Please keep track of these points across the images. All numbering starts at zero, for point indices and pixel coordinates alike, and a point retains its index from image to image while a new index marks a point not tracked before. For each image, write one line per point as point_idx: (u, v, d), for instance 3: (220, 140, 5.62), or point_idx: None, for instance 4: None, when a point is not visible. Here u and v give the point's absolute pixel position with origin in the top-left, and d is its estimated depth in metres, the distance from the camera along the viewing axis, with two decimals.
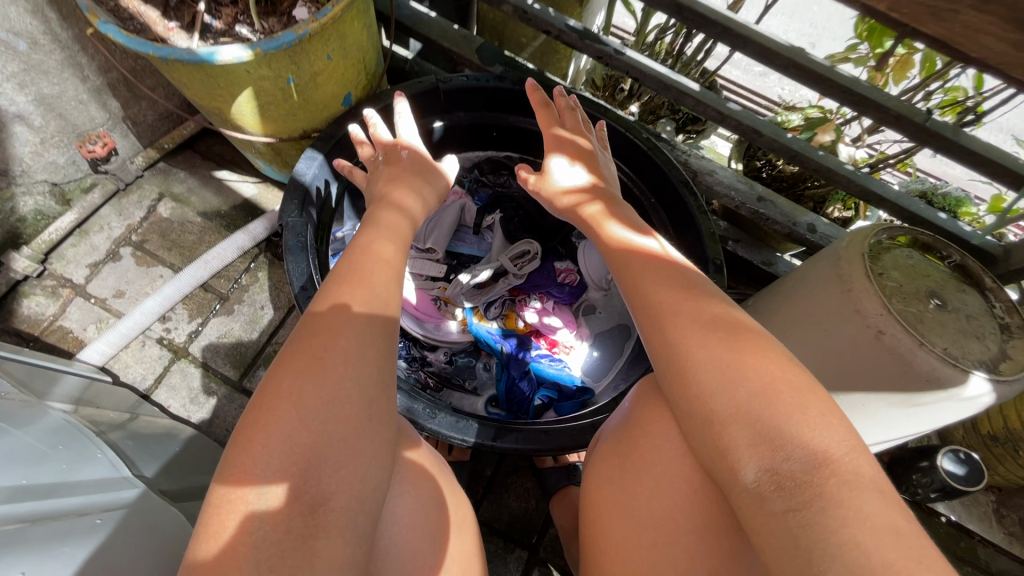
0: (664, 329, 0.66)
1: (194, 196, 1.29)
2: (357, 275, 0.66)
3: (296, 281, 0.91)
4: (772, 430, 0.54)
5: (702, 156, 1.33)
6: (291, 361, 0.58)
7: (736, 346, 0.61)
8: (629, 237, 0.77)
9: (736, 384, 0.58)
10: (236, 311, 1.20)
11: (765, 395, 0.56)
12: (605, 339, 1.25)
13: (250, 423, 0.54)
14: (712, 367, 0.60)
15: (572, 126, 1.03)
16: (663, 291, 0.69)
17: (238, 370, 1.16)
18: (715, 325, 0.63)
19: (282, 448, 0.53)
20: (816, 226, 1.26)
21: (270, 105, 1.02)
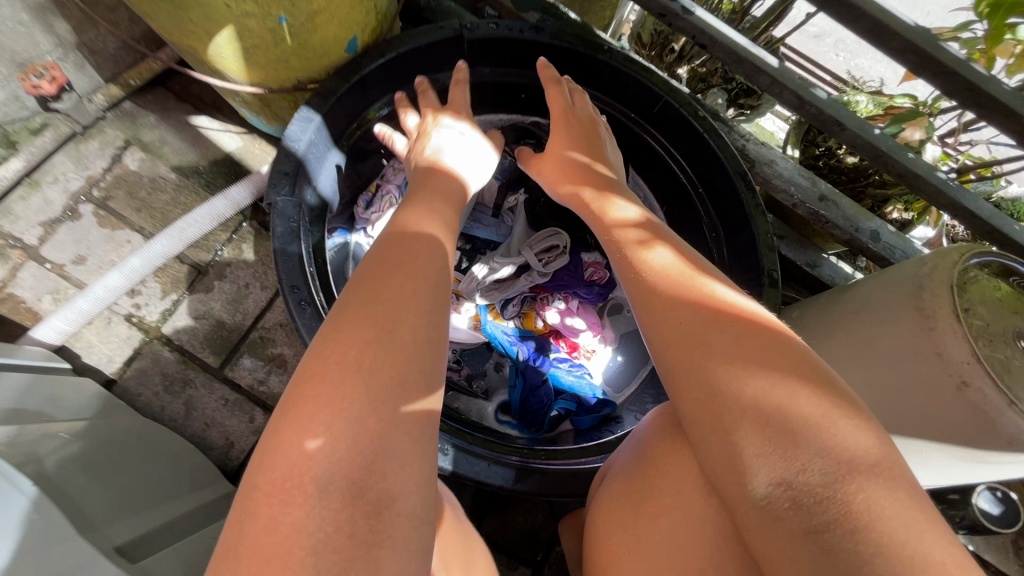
0: (658, 322, 0.56)
1: (167, 146, 1.09)
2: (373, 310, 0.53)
3: (285, 278, 0.75)
4: (782, 437, 0.46)
5: (761, 141, 1.14)
6: (355, 328, 0.51)
7: (738, 336, 0.51)
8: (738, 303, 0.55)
9: (740, 382, 0.49)
10: (216, 288, 1.05)
11: (773, 394, 0.47)
12: (631, 342, 1.14)
13: (304, 400, 0.47)
14: (710, 362, 0.51)
15: (585, 109, 0.98)
16: (656, 278, 0.59)
17: (219, 358, 1.02)
18: (715, 312, 0.53)
19: (344, 430, 0.46)
20: (880, 234, 1.11)
21: (256, 49, 0.82)
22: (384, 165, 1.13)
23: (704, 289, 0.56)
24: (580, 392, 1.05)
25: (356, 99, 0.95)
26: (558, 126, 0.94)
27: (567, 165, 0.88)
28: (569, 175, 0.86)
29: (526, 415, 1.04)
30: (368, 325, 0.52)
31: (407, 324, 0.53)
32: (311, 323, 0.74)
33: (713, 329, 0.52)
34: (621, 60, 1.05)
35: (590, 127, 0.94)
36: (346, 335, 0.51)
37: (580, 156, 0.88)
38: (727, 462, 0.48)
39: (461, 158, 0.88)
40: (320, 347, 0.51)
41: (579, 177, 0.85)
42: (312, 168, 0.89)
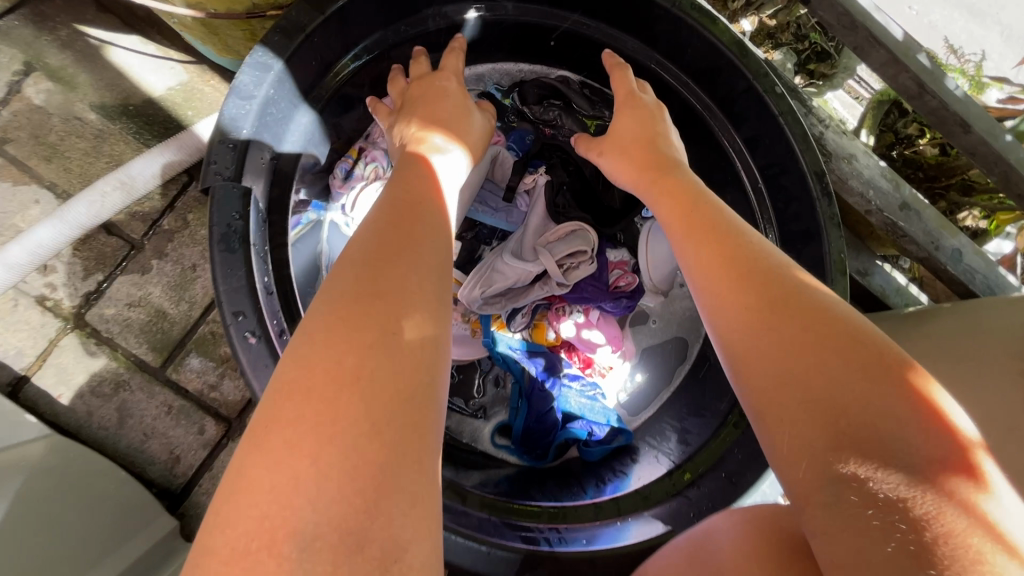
0: (715, 304, 0.49)
1: (84, 74, 0.85)
2: (362, 313, 0.41)
3: (225, 301, 0.56)
4: (859, 429, 0.38)
5: (841, 129, 0.91)
6: (349, 331, 0.40)
7: (808, 316, 0.44)
8: (922, 410, 0.38)
9: (808, 365, 0.41)
10: (154, 269, 0.84)
11: (850, 381, 0.40)
12: (654, 358, 0.97)
13: (282, 426, 0.36)
14: (774, 343, 0.43)
15: (650, 96, 0.80)
16: (713, 256, 0.51)
17: (159, 357, 0.83)
18: (810, 340, 0.42)
19: (334, 464, 0.35)
20: (963, 254, 0.93)
21: None
22: (370, 123, 0.89)
23: (767, 268, 0.48)
24: (592, 422, 0.88)
25: (334, 38, 0.70)
26: (623, 107, 0.76)
27: (635, 150, 0.72)
28: (632, 160, 0.71)
29: (528, 442, 0.89)
30: (366, 325, 0.41)
31: (410, 331, 0.42)
32: (258, 364, 0.55)
33: (778, 308, 0.45)
34: (686, 7, 0.80)
35: (656, 112, 0.76)
36: (336, 339, 0.40)
37: (646, 138, 0.72)
38: (788, 457, 0.40)
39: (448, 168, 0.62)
40: (306, 360, 0.40)
41: (647, 162, 0.69)
42: (268, 141, 0.65)
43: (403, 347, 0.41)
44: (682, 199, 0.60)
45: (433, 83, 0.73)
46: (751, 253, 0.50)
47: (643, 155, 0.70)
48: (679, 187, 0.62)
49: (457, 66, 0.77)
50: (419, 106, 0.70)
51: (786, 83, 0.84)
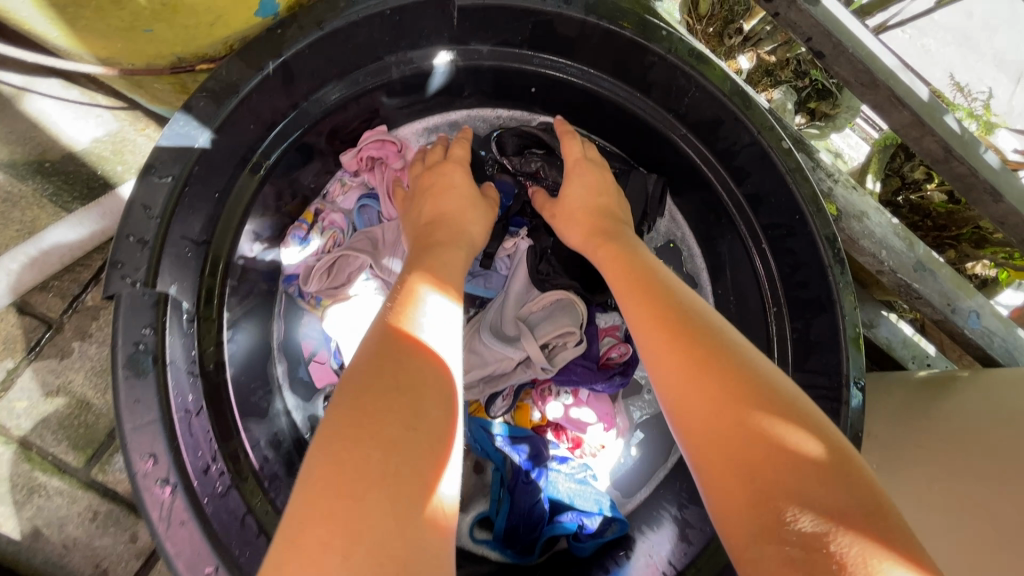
0: (653, 365, 0.50)
1: None
2: (389, 396, 0.37)
3: (131, 443, 0.45)
4: (773, 487, 0.39)
5: (851, 182, 0.84)
6: (376, 411, 0.36)
7: (731, 378, 0.45)
8: (824, 464, 0.40)
9: (729, 422, 0.43)
10: (75, 353, 0.72)
11: (767, 445, 0.41)
12: (651, 432, 0.88)
13: (308, 521, 0.32)
14: (702, 406, 0.45)
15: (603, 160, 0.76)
16: (652, 319, 0.53)
17: (81, 456, 0.72)
18: (730, 395, 0.44)
19: (363, 560, 0.30)
20: (981, 316, 0.87)
21: (76, 9, 0.48)
22: (329, 180, 0.79)
23: (699, 330, 0.50)
24: (582, 511, 0.78)
25: (277, 95, 0.60)
26: (575, 170, 0.73)
27: (587, 216, 0.69)
28: (584, 225, 0.69)
29: (511, 537, 0.79)
30: (394, 406, 0.37)
31: (431, 413, 0.38)
32: (173, 520, 0.45)
33: (707, 365, 0.46)
34: (683, 54, 0.72)
35: (606, 179, 0.73)
36: (361, 422, 0.36)
37: (596, 202, 0.70)
38: (717, 515, 0.41)
39: (441, 315, 0.46)
40: (325, 452, 0.35)
41: (598, 228, 0.67)
42: (189, 225, 0.54)
43: (431, 423, 0.37)
44: (628, 265, 0.61)
45: (444, 171, 0.69)
46: (690, 315, 0.51)
47: (606, 221, 0.68)
48: (622, 251, 0.63)
49: (465, 154, 0.72)
50: (428, 198, 0.67)
51: (790, 134, 0.76)
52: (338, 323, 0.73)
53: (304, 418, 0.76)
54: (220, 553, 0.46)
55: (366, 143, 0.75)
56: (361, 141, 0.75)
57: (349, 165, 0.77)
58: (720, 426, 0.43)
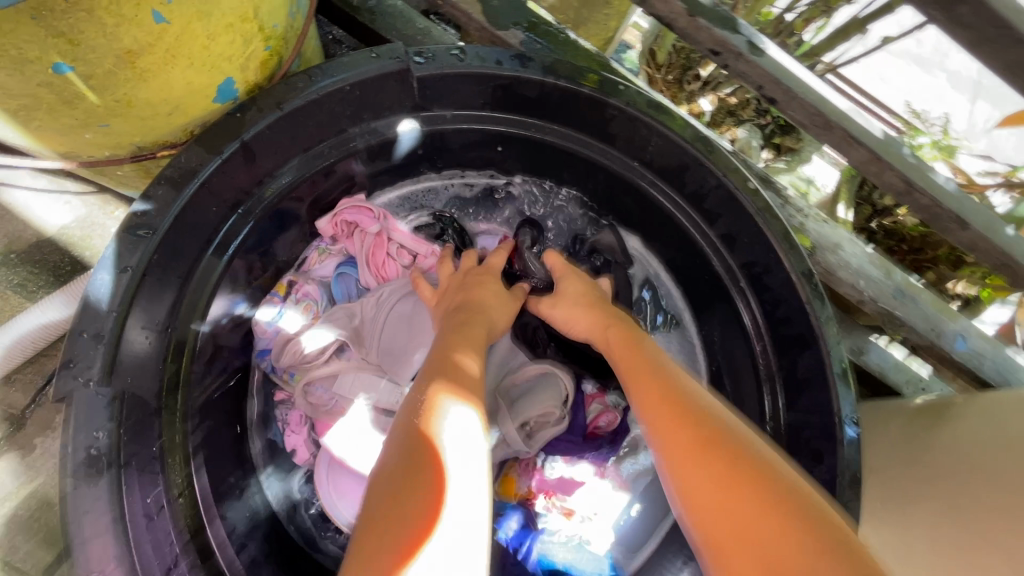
0: (656, 445, 0.50)
1: None
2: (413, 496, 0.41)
3: (82, 545, 0.45)
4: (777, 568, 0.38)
5: (822, 216, 0.84)
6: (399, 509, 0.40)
7: (735, 463, 0.44)
8: (831, 560, 0.38)
9: (733, 513, 0.42)
10: (42, 446, 0.70)
11: (771, 528, 0.40)
12: (647, 486, 0.83)
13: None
14: (707, 490, 0.44)
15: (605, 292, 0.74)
16: (652, 396, 0.53)
17: (46, 557, 0.68)
18: (735, 480, 0.43)
19: None
20: (968, 338, 0.86)
21: (29, 110, 0.48)
22: (306, 248, 0.78)
23: (698, 409, 0.50)
24: (577, 570, 0.76)
25: (239, 175, 0.60)
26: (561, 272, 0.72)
27: (590, 304, 0.68)
28: (575, 321, 0.69)
29: None
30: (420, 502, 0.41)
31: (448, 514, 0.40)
32: None
33: (711, 449, 0.46)
34: (641, 106, 0.74)
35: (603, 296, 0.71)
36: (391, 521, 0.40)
37: (584, 300, 0.69)
38: None
39: (460, 424, 0.47)
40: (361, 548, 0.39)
41: (591, 320, 0.67)
42: (146, 308, 0.53)
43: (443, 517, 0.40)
44: (634, 343, 0.61)
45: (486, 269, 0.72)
46: (693, 399, 0.51)
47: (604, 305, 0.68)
48: (625, 329, 0.63)
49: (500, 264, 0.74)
50: (471, 286, 0.69)
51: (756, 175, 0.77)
52: (339, 439, 0.69)
53: (279, 495, 0.72)
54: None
55: (343, 209, 0.75)
56: (338, 206, 0.75)
57: (327, 229, 0.76)
58: (719, 511, 0.43)
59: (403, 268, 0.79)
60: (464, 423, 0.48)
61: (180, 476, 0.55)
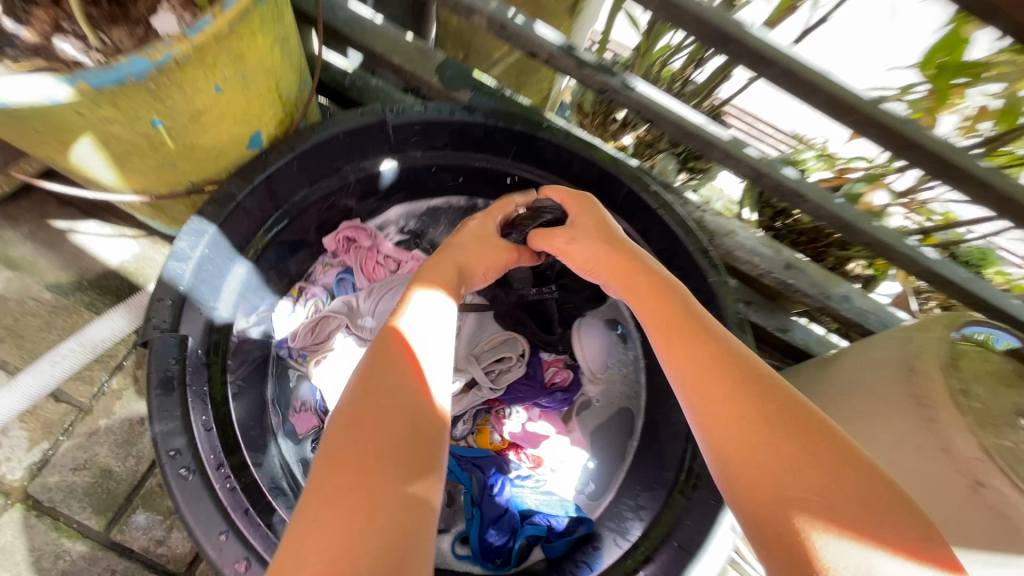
0: (712, 413, 0.52)
1: (41, 261, 0.93)
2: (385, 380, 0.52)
3: (162, 438, 0.61)
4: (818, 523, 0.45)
5: (716, 211, 1.07)
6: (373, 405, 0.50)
7: (806, 433, 0.49)
8: (890, 520, 0.45)
9: (809, 481, 0.46)
10: (101, 429, 0.87)
11: (842, 499, 0.46)
12: (603, 441, 0.99)
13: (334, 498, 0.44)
14: (775, 457, 0.48)
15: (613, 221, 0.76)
16: (700, 365, 0.55)
17: (103, 519, 0.83)
18: (805, 451, 0.48)
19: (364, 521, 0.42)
20: (852, 299, 1.05)
21: (128, 156, 0.70)
22: (313, 263, 1.00)
23: (755, 378, 0.53)
24: (550, 513, 0.89)
25: (265, 200, 0.82)
26: (570, 203, 0.79)
27: (594, 242, 0.73)
28: (595, 262, 0.73)
29: (487, 551, 0.87)
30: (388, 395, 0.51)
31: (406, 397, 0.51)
32: (194, 499, 0.59)
33: (778, 422, 0.50)
34: (563, 136, 0.97)
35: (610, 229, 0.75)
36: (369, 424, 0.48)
37: (599, 241, 0.73)
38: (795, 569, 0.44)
39: (428, 309, 0.61)
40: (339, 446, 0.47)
41: (605, 265, 0.71)
42: (201, 296, 0.74)
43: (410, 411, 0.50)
44: (665, 302, 0.63)
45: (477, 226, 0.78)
46: (744, 372, 0.54)
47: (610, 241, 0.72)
48: (658, 285, 0.65)
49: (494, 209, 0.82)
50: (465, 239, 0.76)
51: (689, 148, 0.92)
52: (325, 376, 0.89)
53: (296, 461, 0.87)
54: (230, 520, 0.60)
55: (343, 228, 0.98)
56: (340, 227, 0.98)
57: (331, 246, 0.98)
58: (782, 472, 0.47)
59: (390, 273, 1.00)
60: (433, 303, 0.62)
61: (225, 412, 0.72)
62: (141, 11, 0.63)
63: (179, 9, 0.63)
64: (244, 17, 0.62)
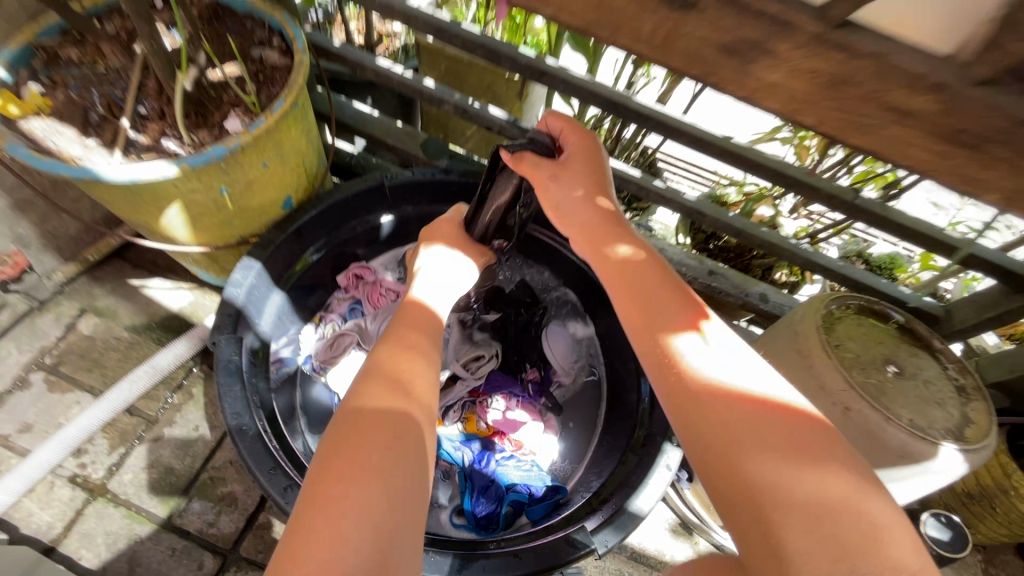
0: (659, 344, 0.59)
1: (120, 309, 1.20)
2: (418, 324, 0.73)
3: (229, 405, 0.84)
4: (768, 516, 0.46)
5: (649, 235, 1.35)
6: (405, 345, 0.69)
7: (734, 359, 0.56)
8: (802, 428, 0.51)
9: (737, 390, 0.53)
10: (165, 435, 1.09)
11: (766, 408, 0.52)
12: (572, 426, 1.21)
13: (372, 398, 0.60)
14: (709, 373, 0.55)
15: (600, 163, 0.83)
16: (645, 308, 0.63)
17: (166, 507, 1.02)
18: (733, 371, 0.55)
19: (390, 413, 0.59)
20: (768, 296, 1.28)
21: (202, 216, 0.98)
22: (329, 297, 1.25)
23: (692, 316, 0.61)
24: (531, 483, 1.07)
25: (293, 245, 1.09)
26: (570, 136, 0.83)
27: (582, 177, 0.80)
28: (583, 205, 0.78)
29: (479, 517, 1.04)
30: (419, 344, 0.70)
31: (426, 346, 0.71)
32: (253, 445, 0.82)
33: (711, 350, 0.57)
34: None
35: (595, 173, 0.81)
36: (400, 356, 0.66)
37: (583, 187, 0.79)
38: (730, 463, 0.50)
39: (433, 266, 0.86)
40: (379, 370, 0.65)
41: (594, 209, 0.78)
42: (251, 313, 1.00)
43: (427, 354, 0.69)
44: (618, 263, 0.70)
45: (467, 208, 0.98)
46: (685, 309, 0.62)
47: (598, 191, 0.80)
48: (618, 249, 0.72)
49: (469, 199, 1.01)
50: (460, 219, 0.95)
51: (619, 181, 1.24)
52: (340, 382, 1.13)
53: None
54: (277, 461, 0.81)
55: (353, 267, 1.23)
56: (350, 267, 1.23)
57: (343, 282, 1.23)
58: (711, 387, 0.54)
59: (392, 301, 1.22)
60: (440, 261, 0.88)
61: (268, 398, 0.96)
62: (217, 118, 0.94)
63: (241, 115, 0.94)
64: (285, 118, 0.93)
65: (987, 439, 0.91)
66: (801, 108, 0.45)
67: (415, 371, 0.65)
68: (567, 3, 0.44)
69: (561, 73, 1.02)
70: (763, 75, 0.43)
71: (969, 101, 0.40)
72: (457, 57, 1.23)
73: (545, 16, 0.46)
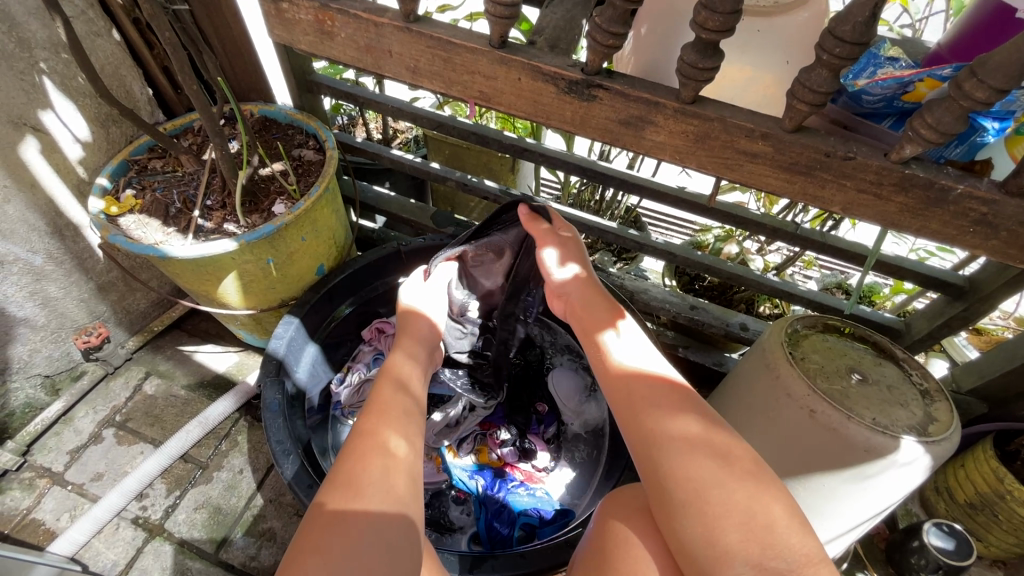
0: (615, 371, 0.75)
1: (178, 370, 1.39)
2: (408, 332, 0.91)
3: (273, 436, 1.02)
4: (704, 494, 0.59)
5: (635, 279, 1.52)
6: (406, 349, 0.86)
7: (674, 387, 0.71)
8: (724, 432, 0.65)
9: (677, 406, 0.68)
10: (214, 478, 1.24)
11: (699, 420, 0.66)
12: (578, 456, 1.28)
13: (384, 392, 0.75)
14: (655, 392, 0.70)
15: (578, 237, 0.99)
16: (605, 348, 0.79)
17: (214, 542, 1.15)
18: (674, 392, 0.70)
19: (397, 399, 0.75)
20: (748, 324, 1.41)
21: (253, 281, 1.19)
22: (355, 349, 1.40)
23: (642, 352, 0.78)
24: (540, 506, 1.18)
25: (325, 305, 1.29)
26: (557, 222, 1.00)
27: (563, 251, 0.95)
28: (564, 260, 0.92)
29: (494, 539, 1.14)
30: (413, 348, 0.87)
31: (420, 348, 0.88)
32: (296, 469, 0.98)
33: (658, 377, 0.73)
34: None
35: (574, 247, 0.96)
36: (401, 358, 0.84)
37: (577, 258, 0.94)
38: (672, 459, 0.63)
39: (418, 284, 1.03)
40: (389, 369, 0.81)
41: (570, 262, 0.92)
42: (290, 362, 1.18)
43: (421, 355, 0.87)
44: (582, 312, 0.86)
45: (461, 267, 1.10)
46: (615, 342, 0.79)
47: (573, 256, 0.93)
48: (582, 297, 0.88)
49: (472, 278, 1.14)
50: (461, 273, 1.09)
51: (600, 233, 1.43)
52: None
53: None
54: (313, 480, 0.98)
55: (375, 322, 1.39)
56: (372, 322, 1.40)
57: (367, 335, 1.38)
58: (653, 401, 0.69)
59: None
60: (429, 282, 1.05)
61: (304, 434, 1.12)
62: (265, 204, 1.18)
63: (284, 200, 1.18)
64: (319, 200, 1.15)
65: (949, 433, 0.99)
66: (684, 157, 0.63)
67: (410, 373, 0.81)
68: (512, 103, 0.65)
69: (539, 149, 1.25)
70: (652, 137, 0.62)
71: (790, 143, 0.58)
72: (457, 144, 1.49)
73: (500, 113, 0.67)
